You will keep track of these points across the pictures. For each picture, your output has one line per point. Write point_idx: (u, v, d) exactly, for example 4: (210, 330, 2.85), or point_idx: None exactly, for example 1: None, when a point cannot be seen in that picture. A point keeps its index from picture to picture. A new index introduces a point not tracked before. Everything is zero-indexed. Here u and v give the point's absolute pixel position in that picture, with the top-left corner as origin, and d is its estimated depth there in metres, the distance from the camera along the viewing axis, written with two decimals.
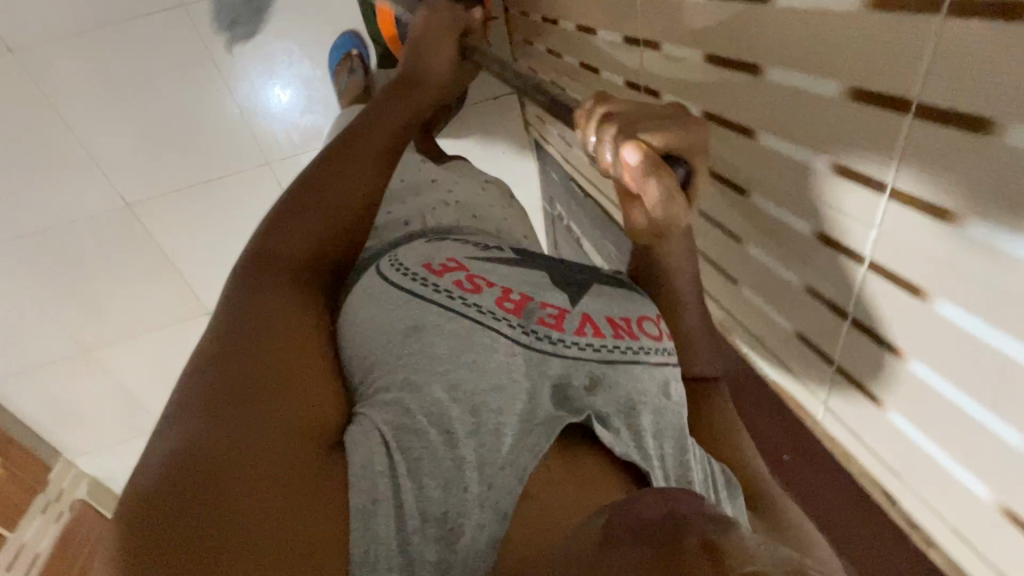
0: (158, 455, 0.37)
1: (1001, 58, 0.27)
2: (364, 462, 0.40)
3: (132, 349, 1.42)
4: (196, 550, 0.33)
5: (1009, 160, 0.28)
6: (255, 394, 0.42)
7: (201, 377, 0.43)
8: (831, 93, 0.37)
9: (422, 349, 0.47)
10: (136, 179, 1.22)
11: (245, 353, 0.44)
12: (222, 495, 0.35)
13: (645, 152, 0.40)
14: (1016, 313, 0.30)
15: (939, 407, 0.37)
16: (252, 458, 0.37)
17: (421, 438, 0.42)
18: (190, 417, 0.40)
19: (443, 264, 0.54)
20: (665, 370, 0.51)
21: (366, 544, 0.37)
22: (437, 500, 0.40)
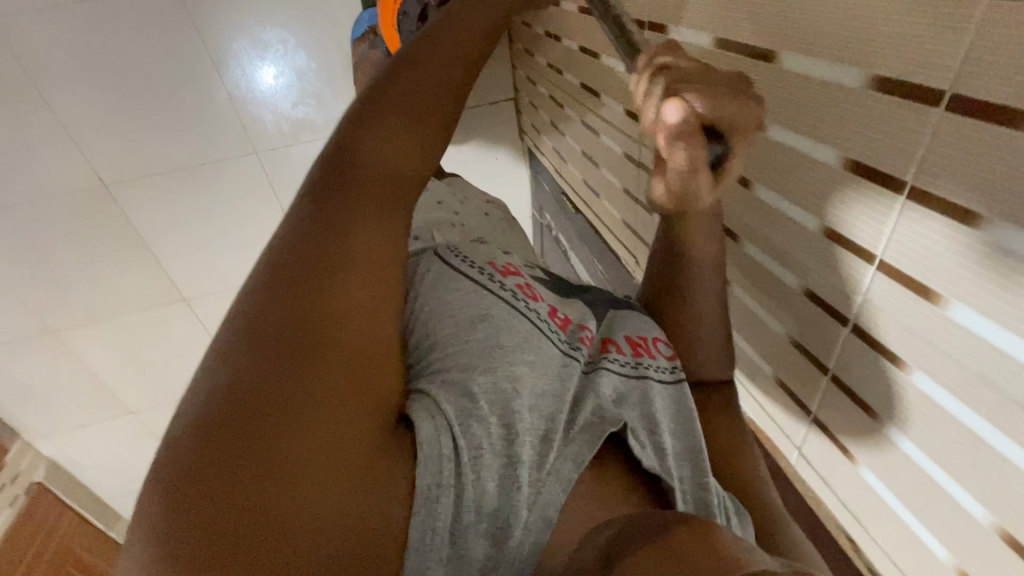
0: (208, 393, 0.31)
1: (996, 158, 0.27)
2: (432, 443, 0.35)
3: (100, 332, 1.38)
4: (243, 519, 0.27)
5: (999, 257, 0.28)
6: (325, 345, 0.35)
7: (264, 308, 0.35)
8: (831, 162, 0.38)
9: (487, 335, 0.43)
10: (116, 159, 1.18)
11: (315, 288, 0.37)
12: (278, 460, 0.29)
13: (688, 112, 0.34)
14: (992, 400, 0.31)
15: (909, 472, 0.39)
16: (314, 421, 0.31)
17: (484, 424, 0.37)
18: (246, 358, 0.33)
19: (506, 266, 0.53)
20: (680, 388, 0.48)
21: (422, 536, 0.34)
22: (491, 496, 0.36)
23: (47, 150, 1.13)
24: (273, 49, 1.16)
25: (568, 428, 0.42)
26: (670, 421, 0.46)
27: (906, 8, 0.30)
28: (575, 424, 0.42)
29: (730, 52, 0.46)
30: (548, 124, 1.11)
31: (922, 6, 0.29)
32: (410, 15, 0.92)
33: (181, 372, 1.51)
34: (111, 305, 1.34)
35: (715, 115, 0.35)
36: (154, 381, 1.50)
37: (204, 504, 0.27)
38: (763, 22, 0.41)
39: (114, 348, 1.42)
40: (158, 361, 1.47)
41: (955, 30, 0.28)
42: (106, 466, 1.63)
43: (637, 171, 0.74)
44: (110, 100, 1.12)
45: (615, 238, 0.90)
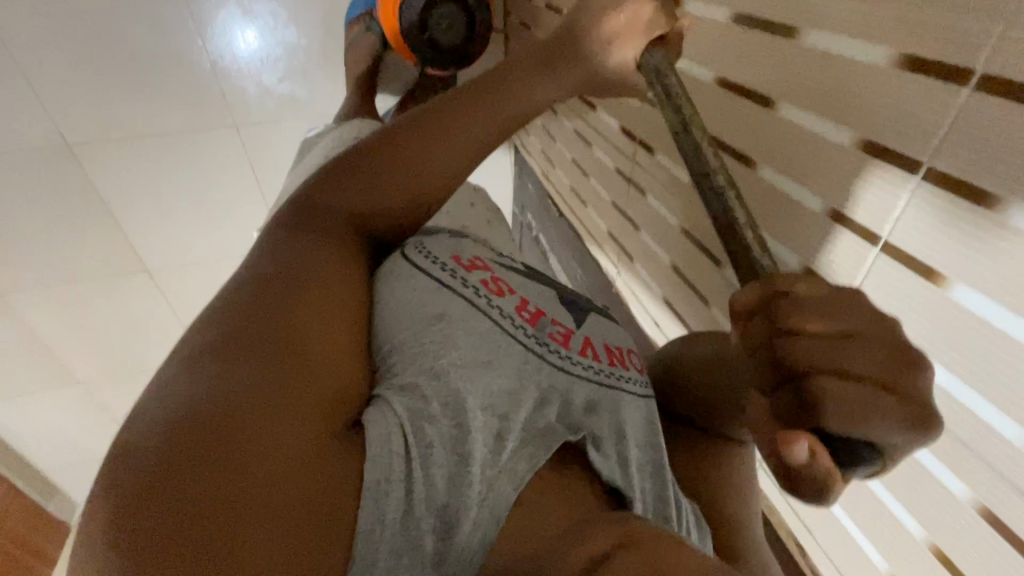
0: (160, 401, 0.33)
1: (960, 227, 0.32)
2: (378, 440, 0.35)
3: (51, 297, 1.31)
4: (171, 519, 0.28)
5: (953, 310, 0.33)
6: (272, 356, 0.36)
7: (224, 325, 0.37)
8: (816, 208, 0.41)
9: (445, 336, 0.44)
10: (83, 118, 1.11)
11: (271, 308, 0.39)
12: (217, 456, 0.30)
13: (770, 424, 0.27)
14: (936, 435, 0.36)
15: (856, 488, 0.43)
16: (257, 419, 0.32)
17: (433, 422, 0.38)
18: (200, 369, 0.34)
19: (471, 261, 0.53)
20: (649, 405, 0.48)
21: (372, 527, 0.33)
22: (441, 490, 0.35)
23: (6, 102, 1.06)
24: (262, 20, 1.12)
25: (529, 425, 0.42)
26: (636, 434, 0.45)
27: (899, 83, 0.34)
28: (532, 425, 0.42)
29: (730, 92, 0.48)
30: (539, 127, 1.12)
31: (914, 84, 0.33)
32: (413, 8, 0.91)
33: (136, 344, 1.45)
34: (67, 270, 1.28)
35: (859, 433, 0.25)
36: (109, 352, 1.44)
37: (149, 499, 0.28)
38: (764, 73, 0.44)
39: (66, 316, 1.35)
40: (114, 332, 1.41)
41: (939, 110, 0.31)
42: (47, 438, 1.55)
43: (627, 187, 0.77)
44: (80, 55, 1.06)
45: (598, 246, 0.93)
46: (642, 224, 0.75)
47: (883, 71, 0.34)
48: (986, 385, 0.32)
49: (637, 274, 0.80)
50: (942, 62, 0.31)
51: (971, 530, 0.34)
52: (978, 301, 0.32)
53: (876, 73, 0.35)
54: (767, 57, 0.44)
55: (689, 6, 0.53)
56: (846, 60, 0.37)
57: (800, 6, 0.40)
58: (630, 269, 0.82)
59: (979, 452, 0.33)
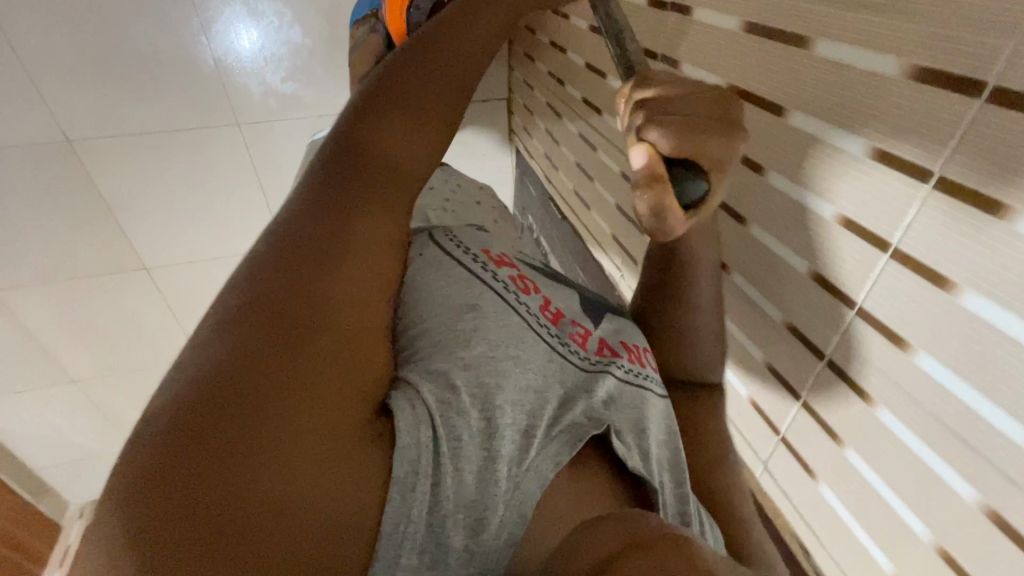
0: (193, 381, 0.32)
1: (969, 236, 0.32)
2: (409, 432, 0.35)
3: (46, 294, 1.29)
4: (210, 513, 0.28)
5: (962, 318, 0.34)
6: (307, 337, 0.35)
7: (253, 295, 0.36)
8: (828, 215, 0.42)
9: (476, 327, 0.44)
10: (83, 114, 1.11)
11: (309, 284, 0.37)
12: (254, 448, 0.30)
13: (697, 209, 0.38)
14: (945, 440, 0.36)
15: (862, 491, 0.44)
16: (292, 411, 0.32)
17: (464, 414, 0.38)
18: (231, 341, 0.34)
19: (500, 257, 0.54)
20: (664, 406, 0.49)
21: (397, 523, 0.33)
22: (469, 487, 0.36)
23: (6, 97, 1.05)
24: (266, 19, 1.12)
25: (555, 420, 0.42)
26: (656, 431, 0.46)
27: (910, 93, 0.34)
28: (558, 420, 0.42)
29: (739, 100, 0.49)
30: (541, 130, 1.13)
31: (927, 95, 0.33)
32: (422, 10, 0.90)
33: (133, 343, 1.44)
34: (65, 267, 1.27)
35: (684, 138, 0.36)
36: (104, 349, 1.43)
37: (177, 475, 0.28)
38: (775, 81, 0.45)
39: (62, 313, 1.33)
40: (110, 330, 1.40)
41: (950, 121, 0.32)
42: (39, 437, 1.54)
43: (632, 191, 0.78)
44: (81, 50, 1.05)
45: (601, 249, 0.94)
46: None
47: (894, 82, 0.35)
48: (996, 391, 0.33)
49: None
50: (954, 74, 0.32)
51: (979, 533, 0.35)
52: (988, 309, 0.32)
53: (888, 83, 0.35)
54: (779, 66, 0.44)
55: (699, 13, 0.54)
56: (858, 71, 0.38)
57: (810, 17, 0.41)
58: (634, 272, 0.82)
59: (989, 458, 0.34)
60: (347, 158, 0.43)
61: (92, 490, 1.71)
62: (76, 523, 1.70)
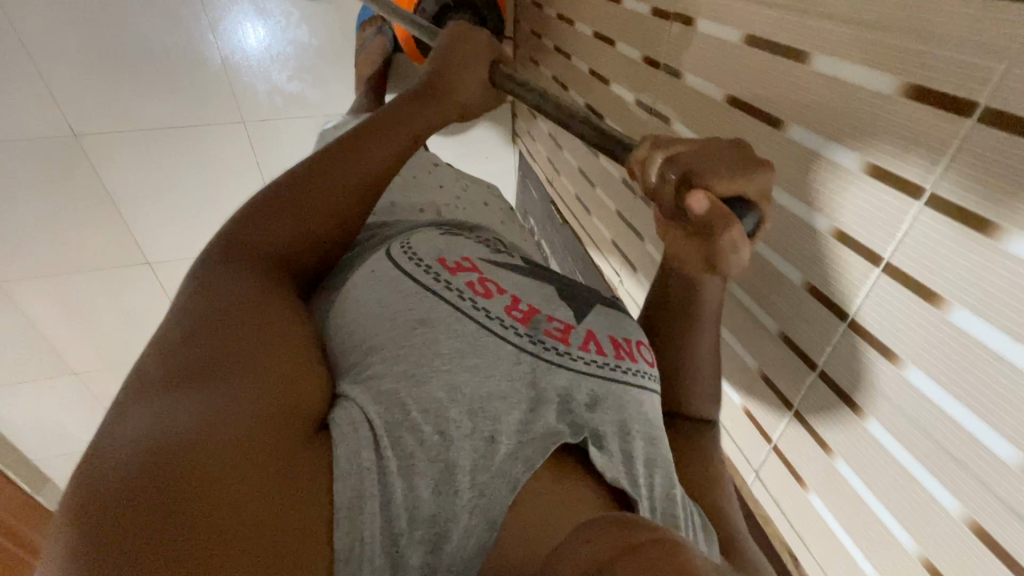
0: (123, 428, 0.32)
1: (958, 252, 0.33)
2: (348, 458, 0.36)
3: (51, 287, 1.30)
4: (156, 550, 0.27)
5: (953, 332, 0.34)
6: (230, 375, 0.37)
7: (177, 350, 0.38)
8: (823, 229, 0.42)
9: (426, 341, 0.44)
10: (91, 110, 1.12)
11: (235, 332, 0.40)
12: (197, 479, 0.30)
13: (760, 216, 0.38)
14: (931, 452, 0.37)
15: (850, 501, 0.44)
16: (232, 439, 0.32)
17: (414, 431, 0.39)
18: (162, 392, 0.35)
19: (457, 262, 0.53)
20: (652, 400, 0.47)
21: (349, 545, 0.33)
22: (426, 501, 0.36)
23: (14, 91, 1.06)
24: (274, 18, 1.13)
25: (526, 427, 0.41)
26: (642, 431, 0.44)
27: (905, 110, 0.35)
28: (529, 429, 0.41)
29: (740, 113, 0.50)
30: (544, 134, 1.13)
31: (921, 114, 0.34)
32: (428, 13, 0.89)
33: (136, 337, 1.46)
34: (70, 260, 1.28)
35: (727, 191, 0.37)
36: (107, 342, 1.44)
37: (125, 524, 0.28)
38: (773, 95, 0.45)
39: (66, 305, 1.34)
40: (114, 323, 1.41)
41: (942, 140, 0.33)
42: (43, 428, 1.55)
43: (632, 198, 0.78)
44: (90, 46, 1.06)
45: (601, 254, 0.95)
46: (646, 234, 0.76)
47: (890, 99, 0.36)
48: (983, 408, 0.33)
49: (640, 284, 0.81)
50: (946, 93, 0.32)
51: (964, 548, 0.35)
52: (976, 325, 0.33)
53: (883, 99, 0.36)
54: (777, 79, 0.45)
55: (701, 24, 0.54)
56: (854, 88, 0.38)
57: (810, 31, 0.41)
58: (633, 276, 0.83)
59: (973, 471, 0.34)
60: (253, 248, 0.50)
61: None
62: None
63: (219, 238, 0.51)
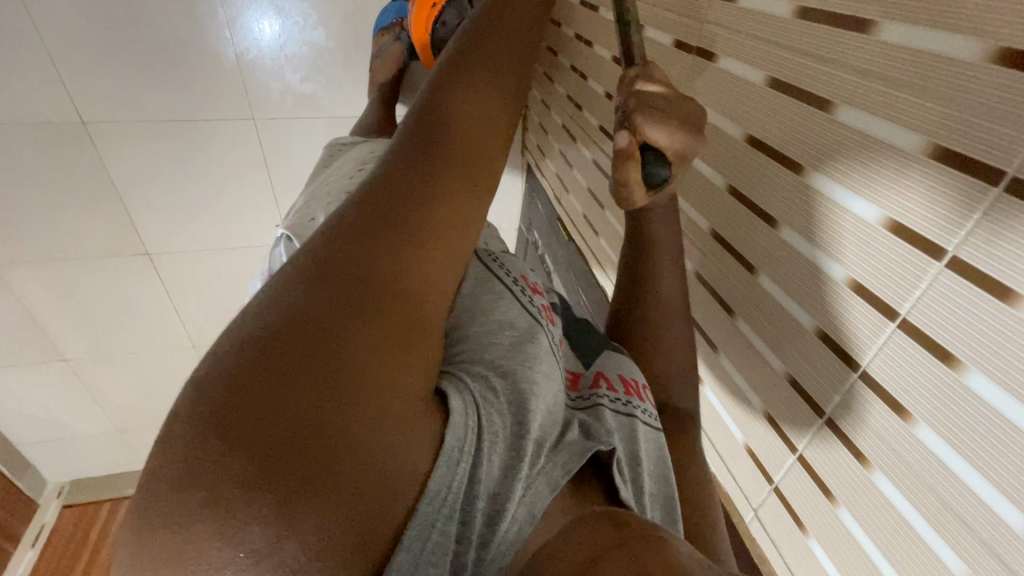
0: (283, 320, 0.31)
1: (979, 316, 0.33)
2: (460, 412, 0.34)
3: (46, 272, 1.29)
4: (276, 455, 0.26)
5: (966, 395, 0.34)
6: (389, 302, 0.34)
7: (344, 252, 0.35)
8: (838, 276, 0.43)
9: (513, 341, 0.45)
10: (101, 98, 1.11)
11: (393, 246, 0.36)
12: (334, 399, 0.28)
13: (634, 141, 0.47)
14: (936, 511, 0.37)
15: (851, 551, 0.44)
16: (369, 372, 0.31)
17: (499, 412, 0.38)
18: (319, 287, 0.33)
19: (532, 284, 0.57)
20: (658, 438, 0.49)
21: (439, 491, 0.32)
22: (494, 478, 0.36)
23: (23, 73, 1.05)
24: (291, 18, 1.13)
25: (559, 440, 0.43)
26: (650, 464, 0.47)
27: (926, 168, 0.35)
28: (562, 439, 0.43)
29: (761, 151, 0.50)
30: (555, 150, 1.14)
31: (948, 174, 0.34)
32: (447, 25, 0.91)
33: (132, 327, 1.44)
34: (67, 246, 1.26)
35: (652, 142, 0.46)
36: (99, 331, 1.42)
37: (255, 408, 0.27)
38: (796, 138, 0.45)
39: (61, 291, 1.33)
40: (109, 312, 1.40)
41: (970, 203, 0.33)
42: (28, 415, 1.52)
43: None
44: (103, 36, 1.05)
45: (606, 274, 0.95)
46: None
47: (917, 159, 0.36)
48: (993, 473, 0.33)
49: None
50: (970, 158, 0.33)
51: None
52: (990, 389, 0.33)
53: (907, 158, 0.36)
54: (799, 124, 0.45)
55: (722, 61, 0.55)
56: (882, 144, 0.38)
57: (834, 82, 0.41)
58: None
59: (981, 535, 0.34)
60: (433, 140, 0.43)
61: (73, 469, 1.71)
62: (52, 502, 1.70)
63: (411, 120, 0.46)
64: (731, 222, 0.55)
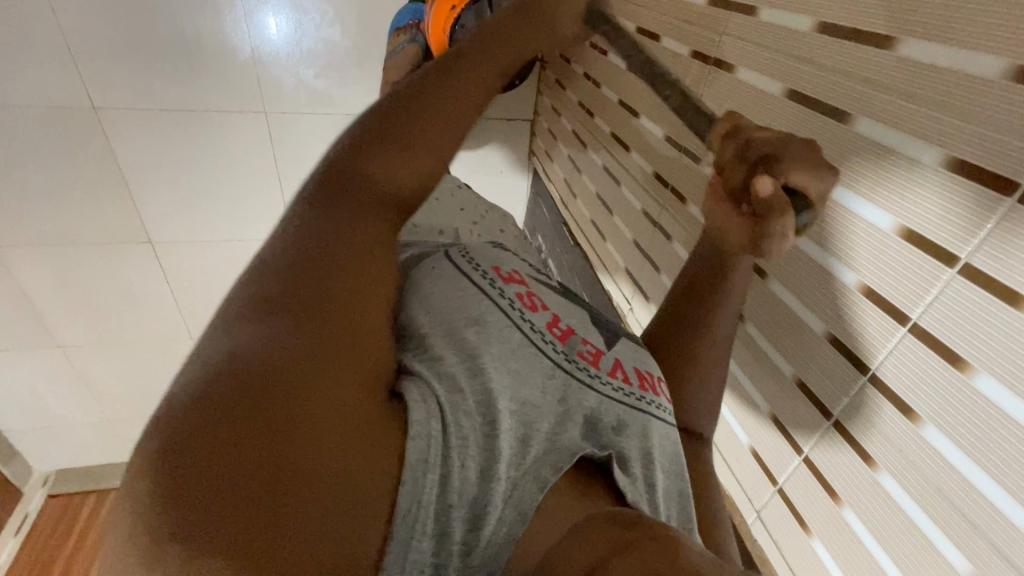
0: (214, 364, 0.32)
1: (990, 320, 0.34)
2: (421, 418, 0.36)
3: (48, 258, 1.28)
4: (238, 493, 0.27)
5: (974, 396, 0.35)
6: (317, 332, 0.35)
7: (265, 296, 0.36)
8: (850, 282, 0.44)
9: (480, 340, 0.44)
10: (115, 85, 1.11)
11: (306, 287, 0.37)
12: (285, 427, 0.30)
13: (779, 186, 0.37)
14: (940, 510, 0.38)
15: (854, 551, 0.45)
16: (315, 398, 0.32)
17: (467, 415, 0.38)
18: (247, 325, 0.34)
19: (509, 273, 0.52)
20: (672, 435, 0.48)
21: (410, 504, 0.33)
22: (472, 482, 0.36)
23: (39, 58, 1.05)
24: (308, 14, 1.14)
25: (551, 440, 0.42)
26: (663, 462, 0.46)
27: (944, 179, 0.36)
28: (556, 438, 0.42)
29: None
30: (564, 155, 1.16)
31: (964, 185, 0.35)
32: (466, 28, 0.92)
33: (131, 316, 1.43)
34: (70, 231, 1.26)
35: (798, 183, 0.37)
36: (98, 318, 1.41)
37: (203, 446, 0.28)
38: (813, 148, 0.47)
39: (62, 277, 1.32)
40: (109, 299, 1.39)
41: (986, 209, 0.34)
42: (20, 401, 1.51)
43: (651, 230, 0.80)
44: (120, 23, 1.06)
45: (612, 279, 0.96)
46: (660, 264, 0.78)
47: (934, 168, 0.37)
48: (1000, 473, 0.34)
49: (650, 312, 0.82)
50: (985, 169, 0.34)
51: None
52: (997, 393, 0.34)
53: (924, 167, 0.38)
54: (819, 136, 0.46)
55: (740, 72, 0.56)
56: (900, 153, 0.40)
57: (853, 95, 0.43)
58: (643, 304, 0.85)
59: (986, 533, 0.36)
60: (342, 182, 0.44)
61: (61, 458, 1.69)
62: (38, 491, 1.67)
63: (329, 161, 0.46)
64: None
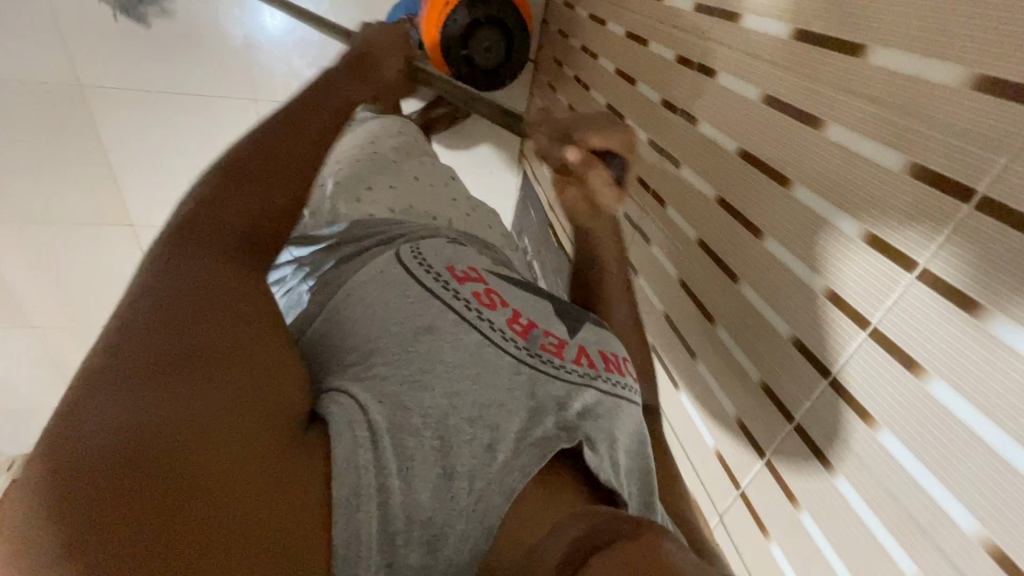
0: (90, 434, 0.26)
1: (945, 325, 0.35)
2: (348, 446, 0.34)
3: (24, 239, 1.25)
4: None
5: (931, 401, 0.35)
6: (203, 376, 0.31)
7: (131, 342, 0.31)
8: (816, 286, 0.44)
9: (431, 352, 0.42)
10: (103, 66, 1.11)
11: (172, 322, 0.32)
12: (195, 496, 0.27)
13: (582, 152, 0.55)
14: (892, 516, 0.38)
15: (809, 556, 0.45)
16: (222, 453, 0.29)
17: (414, 436, 0.37)
18: (117, 382, 0.29)
19: (465, 271, 0.50)
20: (638, 416, 0.46)
21: (347, 539, 0.32)
22: (425, 503, 0.35)
23: (27, 34, 1.05)
24: None
25: (521, 439, 0.40)
26: (629, 445, 0.45)
27: (909, 186, 0.37)
28: (528, 435, 0.40)
29: (750, 164, 0.52)
30: None
31: (923, 192, 0.36)
32: (458, 24, 0.91)
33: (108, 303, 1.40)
34: (48, 212, 1.23)
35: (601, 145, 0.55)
36: (74, 304, 1.38)
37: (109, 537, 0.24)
38: (787, 154, 0.47)
39: (38, 260, 1.29)
40: (86, 285, 1.36)
41: (946, 210, 0.34)
42: None
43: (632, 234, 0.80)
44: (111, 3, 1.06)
45: None
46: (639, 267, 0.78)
47: (896, 173, 0.38)
48: (951, 478, 0.34)
49: None
50: (944, 175, 0.35)
51: None
52: (953, 399, 0.34)
53: (888, 170, 0.38)
54: (792, 141, 0.47)
55: (721, 77, 0.57)
56: (866, 158, 0.40)
57: (824, 102, 0.43)
58: None
59: (936, 539, 0.35)
60: (208, 223, 0.39)
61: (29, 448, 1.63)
62: None
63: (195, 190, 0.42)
64: (717, 231, 0.57)
